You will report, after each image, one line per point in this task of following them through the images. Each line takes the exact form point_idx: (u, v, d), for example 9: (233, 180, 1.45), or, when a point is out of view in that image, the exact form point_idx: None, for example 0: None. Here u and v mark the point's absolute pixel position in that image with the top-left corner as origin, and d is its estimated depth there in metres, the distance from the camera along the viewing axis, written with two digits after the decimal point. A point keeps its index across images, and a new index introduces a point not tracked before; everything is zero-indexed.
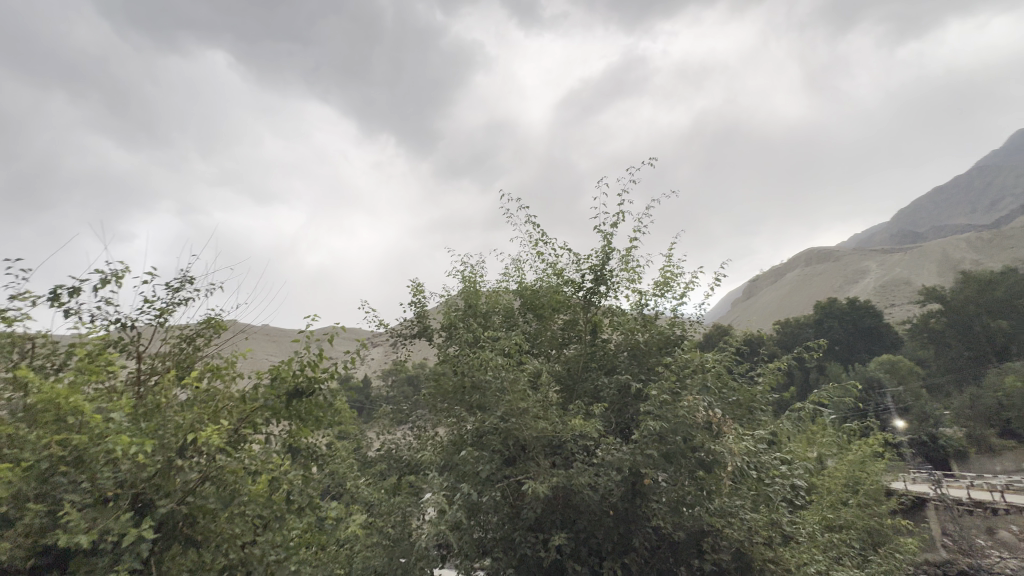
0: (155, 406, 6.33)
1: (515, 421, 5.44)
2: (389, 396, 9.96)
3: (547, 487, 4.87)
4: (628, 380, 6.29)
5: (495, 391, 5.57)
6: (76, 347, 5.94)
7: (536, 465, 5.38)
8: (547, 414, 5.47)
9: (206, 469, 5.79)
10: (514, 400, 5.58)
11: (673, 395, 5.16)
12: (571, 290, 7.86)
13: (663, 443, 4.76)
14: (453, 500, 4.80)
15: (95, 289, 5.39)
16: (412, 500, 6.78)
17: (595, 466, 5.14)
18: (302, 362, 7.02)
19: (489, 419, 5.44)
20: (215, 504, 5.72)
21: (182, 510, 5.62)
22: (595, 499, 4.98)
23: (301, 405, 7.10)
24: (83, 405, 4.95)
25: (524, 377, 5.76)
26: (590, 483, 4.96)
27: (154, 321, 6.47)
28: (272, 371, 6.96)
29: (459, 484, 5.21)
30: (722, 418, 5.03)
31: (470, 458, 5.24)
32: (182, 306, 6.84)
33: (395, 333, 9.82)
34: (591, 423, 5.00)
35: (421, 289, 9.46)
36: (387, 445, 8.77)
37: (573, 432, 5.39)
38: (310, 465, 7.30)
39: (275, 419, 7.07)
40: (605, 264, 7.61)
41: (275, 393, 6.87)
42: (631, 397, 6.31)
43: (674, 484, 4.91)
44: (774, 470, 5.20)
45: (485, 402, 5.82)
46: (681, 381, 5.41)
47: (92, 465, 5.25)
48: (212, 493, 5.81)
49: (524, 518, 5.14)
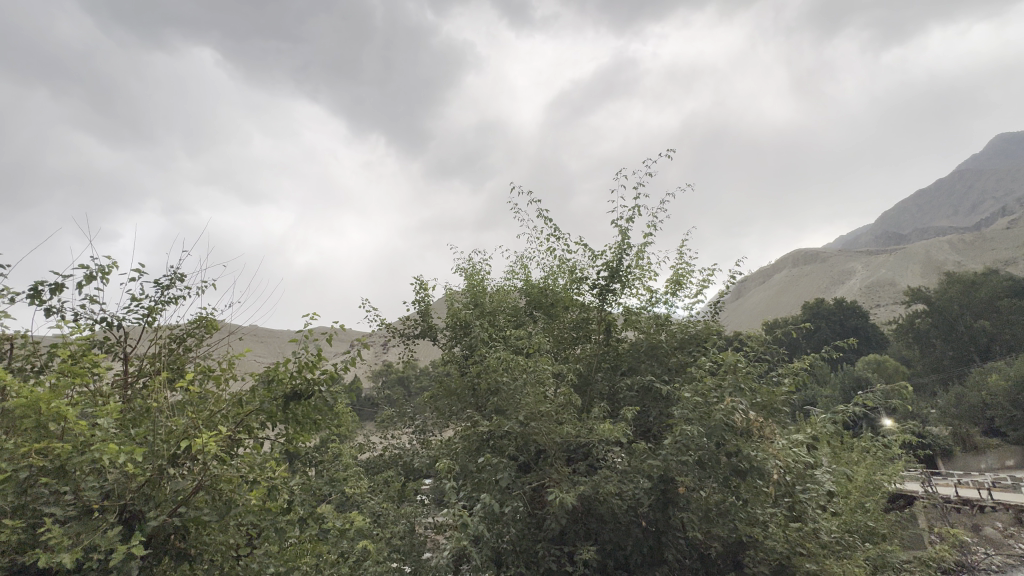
0: (145, 410, 5.92)
1: (535, 425, 5.13)
2: (390, 398, 9.58)
3: (574, 497, 4.57)
4: (650, 381, 6.00)
5: (513, 393, 5.25)
6: (59, 348, 5.49)
7: (557, 472, 5.06)
8: (569, 417, 5.16)
9: (200, 478, 5.40)
10: (533, 403, 5.26)
11: (706, 396, 4.87)
12: (584, 288, 7.56)
13: (699, 448, 4.47)
14: (473, 511, 4.49)
15: (79, 285, 4.96)
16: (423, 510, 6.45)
17: (622, 472, 4.83)
18: (301, 363, 6.62)
19: (508, 423, 5.13)
20: (211, 516, 5.33)
21: (174, 522, 5.21)
22: (625, 507, 4.72)
23: (298, 408, 6.68)
24: (66, 411, 4.53)
25: (543, 378, 5.44)
26: (618, 491, 4.66)
27: (143, 320, 6.05)
28: (268, 373, 6.55)
29: (477, 492, 4.90)
30: (759, 422, 4.73)
31: (488, 465, 4.92)
32: (172, 304, 6.41)
33: (397, 333, 9.43)
34: (620, 427, 4.70)
35: (424, 287, 9.07)
36: (391, 450, 8.41)
37: (596, 437, 5.08)
38: (308, 471, 6.90)
39: (271, 422, 6.66)
40: (620, 261, 7.32)
41: (271, 395, 6.43)
42: (654, 400, 6.02)
43: (709, 493, 4.63)
44: (812, 476, 4.93)
45: (502, 405, 5.50)
46: (712, 383, 5.11)
47: (76, 475, 4.83)
48: (207, 504, 5.42)
49: (547, 529, 4.86)
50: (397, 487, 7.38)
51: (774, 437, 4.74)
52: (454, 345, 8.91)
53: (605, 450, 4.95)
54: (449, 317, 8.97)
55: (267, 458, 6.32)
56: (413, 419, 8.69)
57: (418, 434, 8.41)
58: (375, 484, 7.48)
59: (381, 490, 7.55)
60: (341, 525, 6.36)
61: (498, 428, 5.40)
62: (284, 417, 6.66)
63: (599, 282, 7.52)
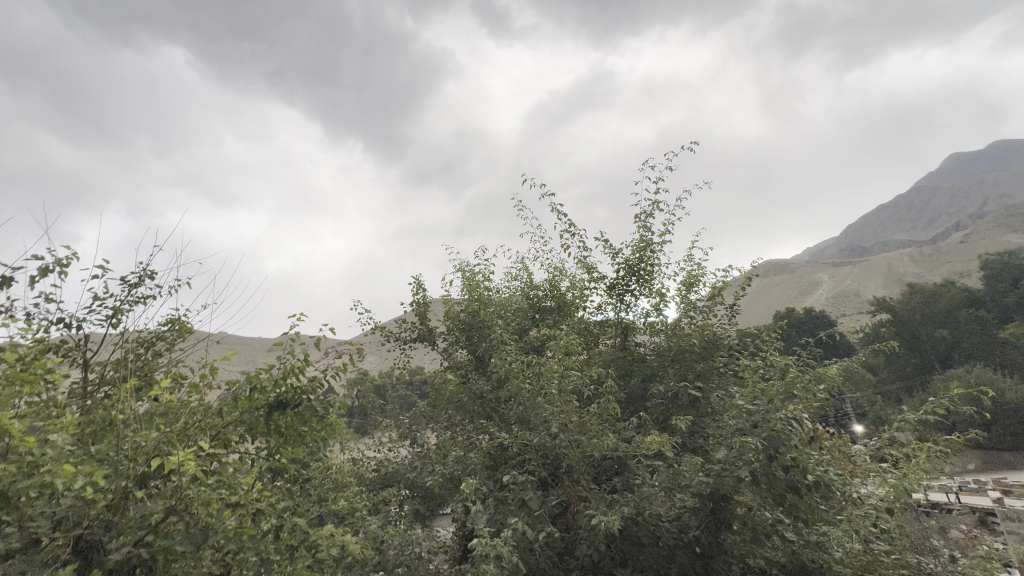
0: (109, 422, 5.13)
1: (567, 436, 4.55)
2: (384, 407, 8.88)
3: (614, 519, 4.04)
4: (684, 386, 5.49)
5: (542, 402, 4.66)
6: (5, 351, 4.66)
7: (588, 489, 4.52)
8: (604, 428, 4.60)
9: (173, 500, 4.65)
10: (564, 412, 4.68)
11: (761, 402, 4.37)
12: (600, 288, 7.04)
13: (754, 461, 3.99)
14: (504, 539, 3.91)
15: (31, 278, 4.17)
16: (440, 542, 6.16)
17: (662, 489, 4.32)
18: (288, 368, 5.87)
19: (536, 436, 4.55)
20: (186, 545, 4.57)
21: (141, 553, 4.44)
22: (669, 527, 4.22)
23: (284, 419, 5.95)
24: (12, 425, 3.74)
25: (572, 385, 4.89)
26: (663, 510, 4.16)
27: (107, 320, 5.24)
28: (250, 381, 5.79)
29: (503, 515, 4.34)
30: (820, 431, 4.25)
31: (514, 484, 4.35)
32: (141, 303, 5.61)
33: (394, 337, 8.74)
34: (668, 438, 4.15)
35: (423, 287, 8.41)
36: (387, 464, 7.70)
37: (631, 451, 4.55)
38: (294, 489, 6.17)
39: (252, 435, 5.90)
40: (639, 260, 6.84)
41: (253, 405, 5.68)
42: (687, 407, 5.52)
43: (761, 513, 4.15)
44: (869, 488, 4.50)
45: (526, 414, 4.91)
46: (759, 390, 4.63)
47: (23, 502, 4.02)
48: (181, 531, 4.67)
49: (580, 554, 4.33)
50: (396, 506, 6.70)
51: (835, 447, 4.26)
52: (455, 349, 8.25)
53: (646, 463, 4.41)
54: (449, 321, 8.33)
55: (250, 476, 5.57)
56: (410, 429, 8.01)
57: (417, 446, 7.75)
58: (372, 501, 6.79)
59: (378, 508, 6.85)
60: (336, 550, 5.67)
61: (522, 440, 4.83)
62: (268, 428, 5.90)
63: (616, 281, 7.00)
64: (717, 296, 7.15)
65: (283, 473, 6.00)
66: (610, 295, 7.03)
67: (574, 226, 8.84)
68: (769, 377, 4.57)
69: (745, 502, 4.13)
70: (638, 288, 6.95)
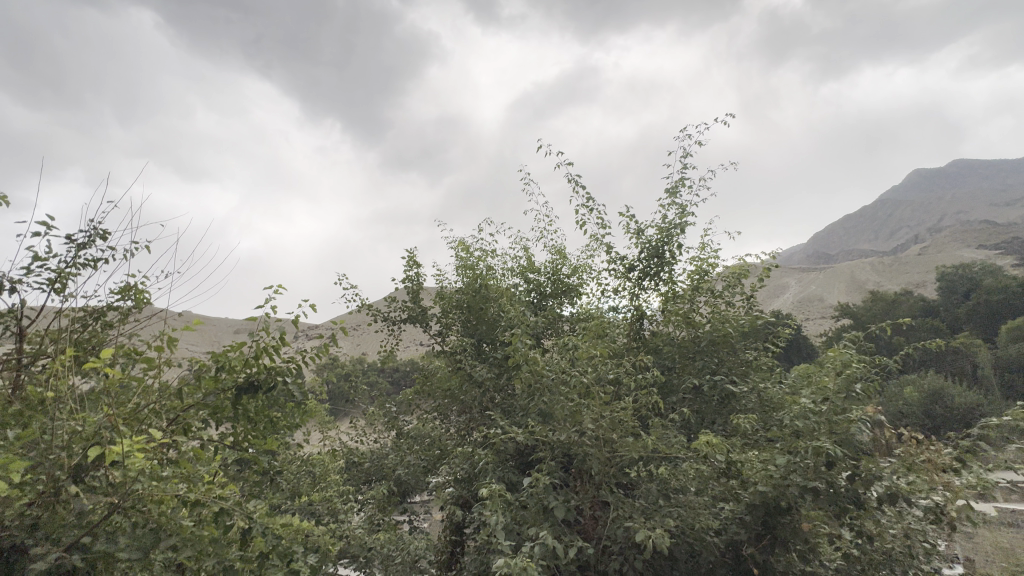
0: (41, 401, 4.24)
1: (597, 433, 3.91)
2: (367, 392, 8.07)
3: (652, 530, 3.44)
4: (718, 380, 4.88)
5: (567, 392, 3.99)
6: None
7: (616, 494, 3.91)
8: (635, 425, 3.96)
9: (116, 496, 3.82)
10: (591, 406, 4.03)
11: (821, 400, 3.79)
12: (617, 270, 6.33)
13: (814, 469, 3.45)
14: (527, 556, 3.28)
15: None
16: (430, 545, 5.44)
17: (701, 497, 3.74)
18: (259, 347, 4.97)
19: (560, 433, 3.88)
20: (132, 551, 3.74)
21: (73, 560, 3.61)
22: (715, 541, 3.62)
23: (253, 403, 5.10)
24: None
25: (600, 376, 4.23)
26: (708, 521, 3.57)
27: (44, 283, 4.32)
28: (214, 359, 4.93)
29: (521, 525, 3.68)
30: (891, 435, 3.69)
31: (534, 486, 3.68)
32: (87, 266, 4.67)
33: (382, 316, 7.91)
34: (720, 440, 3.54)
35: (417, 262, 7.61)
36: (370, 455, 6.94)
37: (667, 452, 3.92)
38: (263, 483, 5.36)
39: (216, 420, 5.06)
40: (661, 242, 6.20)
41: (218, 387, 4.84)
42: (719, 404, 4.94)
43: (814, 527, 3.62)
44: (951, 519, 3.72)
45: (544, 407, 4.23)
46: (813, 387, 4.05)
47: None
48: (126, 532, 3.86)
49: (605, 569, 3.71)
50: (381, 504, 5.94)
51: (907, 454, 3.70)
52: (449, 332, 7.48)
53: (689, 466, 3.78)
54: (445, 301, 7.55)
55: (212, 468, 4.74)
56: (397, 419, 7.25)
57: (404, 436, 6.99)
58: (354, 498, 6.03)
59: (361, 504, 6.11)
60: (312, 556, 4.89)
61: (539, 437, 4.17)
62: (233, 414, 5.05)
63: (634, 263, 6.32)
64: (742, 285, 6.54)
65: (252, 464, 5.18)
66: (627, 278, 6.34)
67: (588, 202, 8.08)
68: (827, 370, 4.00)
69: (805, 514, 3.56)
70: (659, 272, 6.29)
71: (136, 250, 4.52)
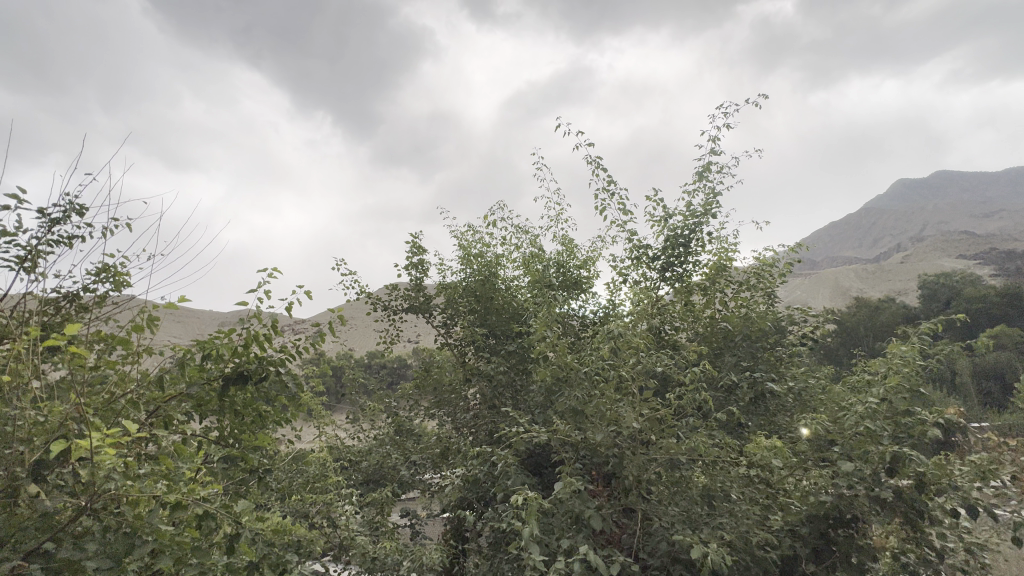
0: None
1: (636, 433, 3.49)
2: (364, 386, 7.59)
3: (699, 542, 3.05)
4: (754, 378, 4.50)
5: (603, 389, 3.56)
6: None
7: (652, 501, 3.51)
8: (675, 425, 3.55)
9: (85, 497, 3.32)
10: (629, 403, 3.60)
11: (882, 401, 3.44)
12: (639, 260, 5.90)
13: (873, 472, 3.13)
14: (563, 572, 2.86)
15: None
16: (433, 551, 5.00)
17: (746, 502, 3.40)
18: (250, 335, 4.44)
19: (595, 434, 3.44)
20: (102, 560, 3.22)
21: (33, 570, 3.10)
22: (765, 555, 3.24)
23: (241, 395, 4.59)
24: None
25: (634, 371, 3.80)
26: (760, 533, 3.18)
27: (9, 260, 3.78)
28: (199, 346, 4.40)
29: (552, 536, 3.26)
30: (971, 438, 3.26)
31: (566, 493, 3.26)
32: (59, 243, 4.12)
33: (382, 306, 7.42)
34: (781, 444, 3.14)
35: (421, 247, 7.12)
36: (368, 454, 6.46)
37: (710, 458, 3.50)
38: (252, 482, 4.87)
39: (201, 413, 4.55)
40: (687, 231, 5.78)
41: (204, 376, 4.32)
42: (754, 404, 4.56)
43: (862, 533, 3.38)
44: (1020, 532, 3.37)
45: (573, 404, 3.79)
46: (871, 386, 3.65)
47: None
48: (95, 539, 3.35)
49: None
50: (382, 507, 5.47)
51: (988, 460, 3.28)
52: (454, 323, 7.01)
53: (738, 471, 3.40)
54: (450, 290, 7.06)
55: (196, 465, 4.24)
56: (396, 414, 6.77)
57: (405, 433, 6.53)
58: (351, 500, 5.54)
59: (358, 506, 5.64)
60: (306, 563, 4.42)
61: (568, 438, 3.73)
62: (220, 406, 4.54)
63: (657, 252, 5.91)
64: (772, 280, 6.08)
65: (239, 461, 4.68)
66: (649, 268, 5.92)
67: (610, 184, 7.41)
68: (885, 367, 3.64)
69: (863, 516, 3.23)
70: (684, 263, 5.89)
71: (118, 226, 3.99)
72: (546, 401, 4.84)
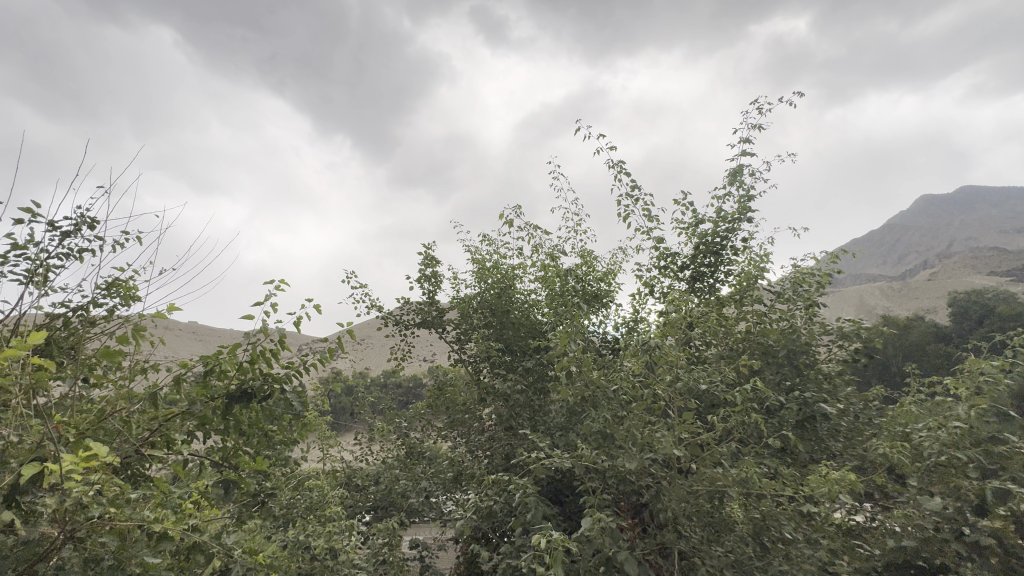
0: None
1: (676, 461, 3.07)
2: (373, 406, 7.24)
3: None
4: (802, 399, 4.04)
5: (636, 410, 3.18)
6: None
7: (694, 539, 3.05)
8: (720, 451, 3.12)
9: (65, 527, 2.96)
10: (665, 426, 3.20)
11: (962, 425, 3.03)
12: (669, 269, 5.49)
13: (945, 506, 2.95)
14: None
15: None
16: None
17: (799, 542, 3.03)
18: (255, 350, 4.11)
19: (629, 461, 3.02)
20: None
21: None
22: None
23: (244, 415, 4.24)
24: None
25: (669, 390, 3.39)
26: None
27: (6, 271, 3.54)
28: (202, 361, 4.02)
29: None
30: None
31: (599, 530, 2.81)
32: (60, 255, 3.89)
33: (393, 320, 7.11)
34: (852, 476, 2.69)
35: (433, 259, 6.84)
36: (376, 478, 6.08)
37: (769, 493, 3.02)
38: (250, 509, 4.50)
39: (202, 432, 4.18)
40: (722, 238, 5.36)
41: (205, 393, 3.97)
42: (801, 427, 4.09)
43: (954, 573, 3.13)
44: None
45: (602, 427, 3.39)
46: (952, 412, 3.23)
47: None
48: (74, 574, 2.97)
49: None
50: (389, 537, 5.03)
51: None
52: (468, 339, 6.66)
53: (796, 505, 2.95)
54: (465, 303, 6.74)
55: (191, 489, 3.90)
56: (407, 436, 6.38)
57: (415, 456, 6.15)
58: (357, 529, 5.13)
59: (365, 536, 5.23)
60: None
61: (595, 465, 3.31)
62: (222, 426, 4.16)
63: (688, 261, 5.51)
64: (818, 290, 5.56)
65: (237, 486, 4.33)
66: (678, 279, 5.50)
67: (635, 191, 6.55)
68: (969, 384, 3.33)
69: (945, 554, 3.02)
70: (715, 273, 5.47)
71: (124, 239, 3.79)
72: (568, 422, 4.43)
